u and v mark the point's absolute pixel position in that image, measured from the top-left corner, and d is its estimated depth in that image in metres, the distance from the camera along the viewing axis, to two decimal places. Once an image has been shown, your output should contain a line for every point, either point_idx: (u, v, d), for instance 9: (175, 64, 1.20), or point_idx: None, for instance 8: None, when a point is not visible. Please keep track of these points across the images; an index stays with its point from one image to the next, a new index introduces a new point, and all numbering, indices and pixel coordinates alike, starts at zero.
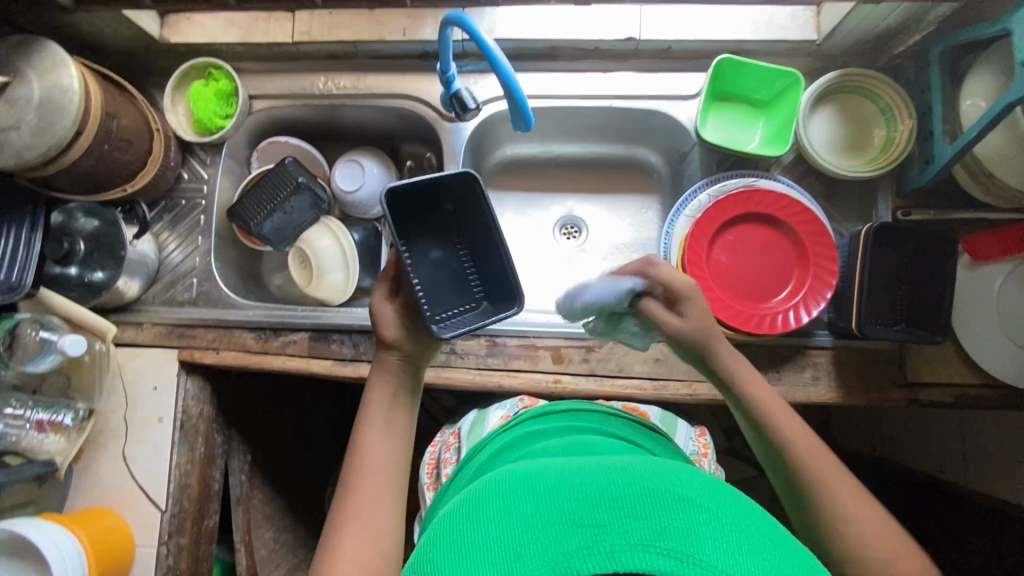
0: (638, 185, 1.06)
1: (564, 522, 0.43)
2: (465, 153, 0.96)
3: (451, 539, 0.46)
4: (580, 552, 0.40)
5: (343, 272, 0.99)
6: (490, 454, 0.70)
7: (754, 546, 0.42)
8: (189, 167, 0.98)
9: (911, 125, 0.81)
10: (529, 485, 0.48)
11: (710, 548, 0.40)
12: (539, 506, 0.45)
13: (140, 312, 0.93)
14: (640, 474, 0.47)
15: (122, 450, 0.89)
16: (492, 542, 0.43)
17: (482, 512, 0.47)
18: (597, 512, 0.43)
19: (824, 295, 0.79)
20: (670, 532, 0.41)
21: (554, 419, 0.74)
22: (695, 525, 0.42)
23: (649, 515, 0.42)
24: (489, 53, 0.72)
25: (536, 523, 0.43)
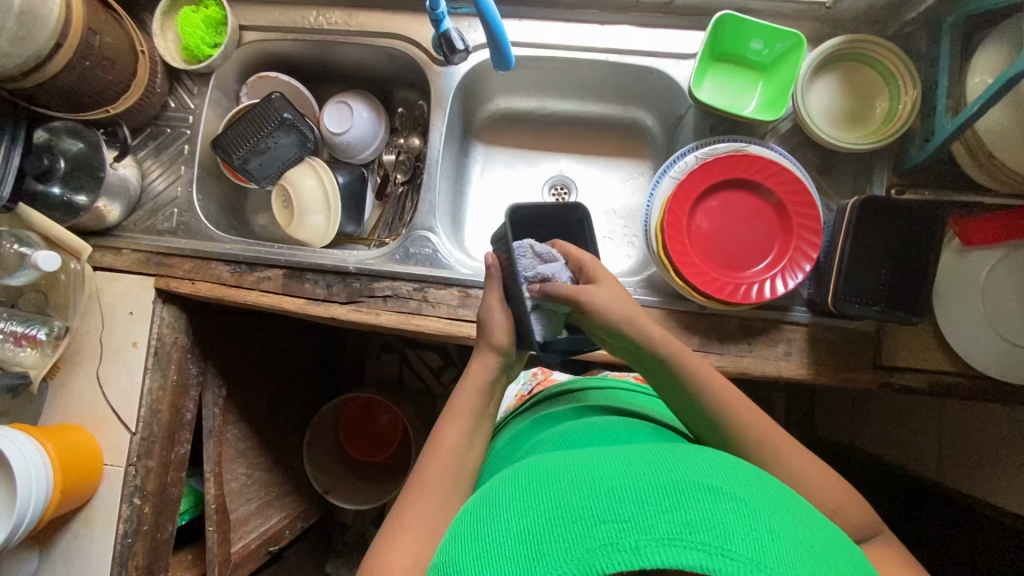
0: (632, 149, 1.04)
1: (586, 520, 0.43)
2: (454, 100, 0.94)
3: (477, 536, 0.47)
4: (604, 549, 0.41)
5: (324, 215, 0.99)
6: (510, 440, 0.74)
7: (783, 535, 0.43)
8: (176, 96, 0.97)
9: (914, 97, 0.77)
10: (552, 480, 0.49)
11: (738, 540, 0.41)
12: (562, 502, 0.46)
13: (120, 239, 0.94)
14: (663, 466, 0.47)
15: (96, 372, 0.91)
16: (518, 542, 0.45)
17: (504, 513, 0.48)
18: (619, 507, 0.43)
19: (802, 267, 0.78)
20: (695, 523, 0.41)
21: (569, 399, 0.78)
22: (720, 517, 0.42)
23: (673, 508, 0.43)
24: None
25: (558, 521, 0.44)
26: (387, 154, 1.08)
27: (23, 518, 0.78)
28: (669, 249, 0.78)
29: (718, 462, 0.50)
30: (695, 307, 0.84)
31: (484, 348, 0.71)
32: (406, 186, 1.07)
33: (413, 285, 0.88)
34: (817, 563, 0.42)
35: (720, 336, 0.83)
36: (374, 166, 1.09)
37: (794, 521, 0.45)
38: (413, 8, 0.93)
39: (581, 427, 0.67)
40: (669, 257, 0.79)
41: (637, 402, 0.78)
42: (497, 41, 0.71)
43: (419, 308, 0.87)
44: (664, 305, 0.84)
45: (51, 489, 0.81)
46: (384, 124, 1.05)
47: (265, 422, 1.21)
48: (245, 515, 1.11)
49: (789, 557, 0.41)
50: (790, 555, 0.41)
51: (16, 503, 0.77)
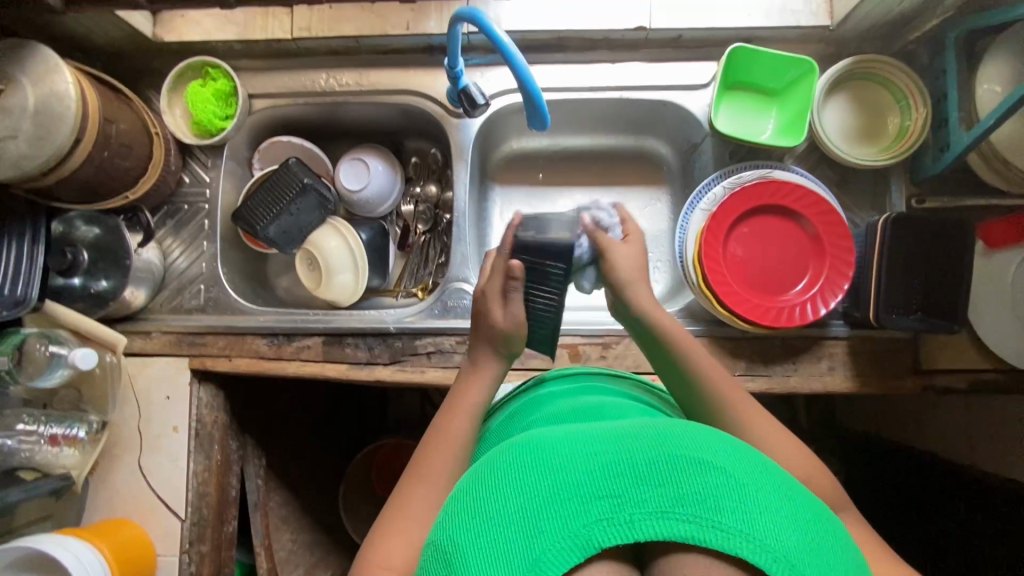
0: (647, 176, 1.06)
1: (582, 495, 0.42)
2: (473, 149, 0.94)
3: (464, 514, 0.45)
4: (600, 524, 0.41)
5: (352, 273, 0.98)
6: (504, 422, 0.70)
7: (773, 502, 0.42)
8: (190, 170, 0.96)
9: (926, 113, 0.80)
10: (542, 452, 0.46)
11: (729, 511, 0.40)
12: (554, 476, 0.43)
13: (149, 321, 0.92)
14: (656, 435, 0.46)
15: (137, 461, 0.89)
16: (508, 519, 0.43)
17: (490, 489, 0.45)
18: (612, 482, 0.42)
19: (841, 286, 0.79)
20: (690, 498, 0.41)
21: (570, 377, 0.74)
22: (717, 490, 0.41)
23: (666, 480, 0.42)
24: (501, 47, 0.69)
25: (555, 493, 0.42)
26: (405, 205, 1.08)
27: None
28: (710, 281, 0.80)
29: (709, 428, 0.48)
30: (737, 332, 0.85)
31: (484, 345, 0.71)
32: (428, 235, 1.07)
33: (456, 339, 0.88)
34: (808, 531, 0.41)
35: (765, 357, 0.84)
36: (392, 217, 1.09)
37: (788, 489, 0.44)
38: (425, 63, 0.93)
39: (576, 405, 0.64)
40: (711, 289, 0.80)
41: (640, 388, 0.73)
42: (530, 99, 0.71)
43: None
44: (708, 332, 0.85)
45: None
46: (400, 175, 1.06)
47: (304, 483, 1.18)
48: None
49: (779, 525, 0.40)
50: (779, 523, 0.40)
51: None
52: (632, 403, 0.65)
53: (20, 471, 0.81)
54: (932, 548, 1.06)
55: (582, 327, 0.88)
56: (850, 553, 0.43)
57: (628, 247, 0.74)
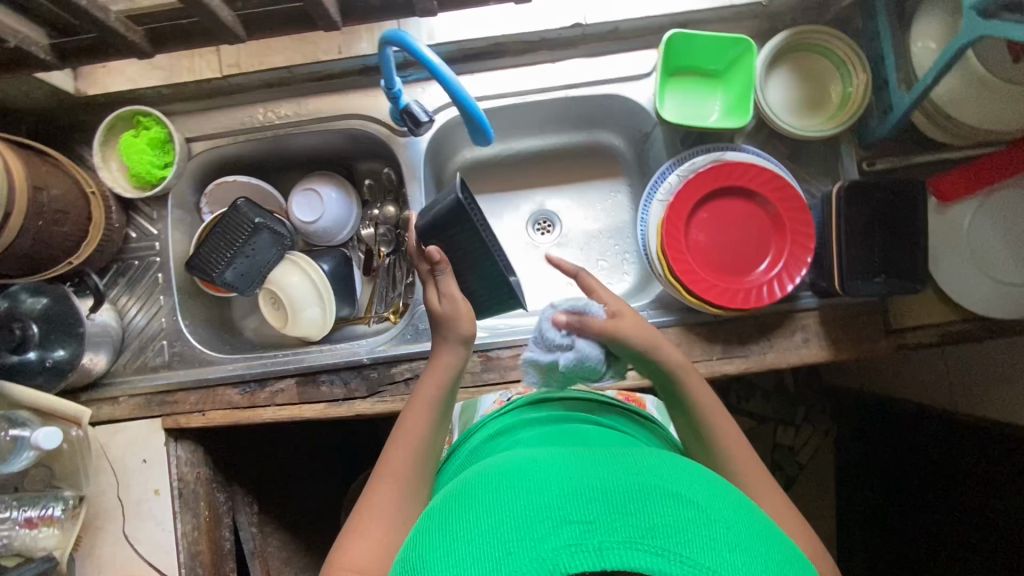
0: (603, 170, 1.05)
1: (552, 519, 0.42)
2: (425, 167, 0.93)
3: (438, 536, 0.44)
4: (568, 549, 0.40)
5: (319, 307, 0.96)
6: (480, 442, 0.70)
7: (740, 546, 0.42)
8: (136, 225, 0.93)
9: (866, 78, 0.80)
10: (520, 478, 0.46)
11: (697, 548, 0.40)
12: (529, 499, 0.43)
13: (114, 385, 0.89)
14: (633, 467, 0.46)
15: (122, 530, 0.86)
16: (478, 541, 0.42)
17: (466, 510, 0.45)
18: (585, 507, 0.42)
19: (805, 259, 0.80)
20: (660, 529, 0.41)
21: (552, 403, 0.73)
22: (686, 522, 0.42)
23: (638, 511, 0.42)
24: (431, 66, 0.67)
25: (526, 518, 0.42)
26: (364, 228, 1.05)
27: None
28: (676, 271, 0.79)
29: (685, 467, 0.49)
30: (709, 316, 0.85)
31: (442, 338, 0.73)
32: (392, 257, 1.04)
33: None
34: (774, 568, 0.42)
35: (741, 338, 0.85)
36: (354, 242, 1.06)
37: (756, 528, 0.45)
38: (364, 85, 0.91)
39: (556, 431, 0.64)
40: (677, 279, 0.80)
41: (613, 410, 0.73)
42: (468, 115, 0.69)
43: None
44: (681, 321, 0.85)
45: None
46: (356, 200, 1.03)
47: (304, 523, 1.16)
48: None
49: (746, 565, 0.40)
50: (745, 563, 0.41)
51: None
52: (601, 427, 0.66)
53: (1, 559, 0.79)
54: (922, 497, 1.09)
55: None
56: None
57: (625, 320, 0.73)
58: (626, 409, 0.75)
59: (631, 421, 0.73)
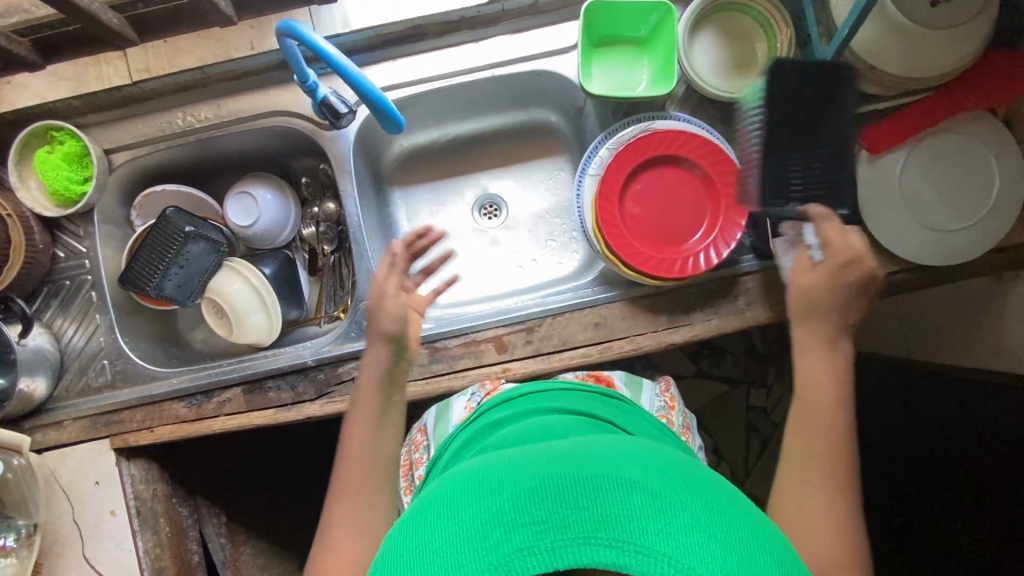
0: (543, 148, 1.04)
1: (504, 524, 0.43)
2: (356, 160, 0.91)
3: (397, 545, 0.45)
4: (520, 553, 0.41)
5: (263, 312, 0.94)
6: (456, 451, 0.70)
7: (703, 526, 0.42)
8: (63, 244, 0.90)
9: (790, 33, 0.80)
10: (475, 484, 0.47)
11: (650, 535, 0.41)
12: (483, 505, 0.44)
13: (59, 410, 0.88)
14: (587, 461, 0.47)
15: (82, 554, 0.85)
16: (434, 550, 0.43)
17: (423, 519, 0.46)
18: (537, 508, 0.43)
19: (739, 223, 0.79)
20: (612, 520, 0.42)
21: (520, 401, 0.73)
22: (639, 507, 0.42)
23: (591, 504, 0.43)
24: (329, 58, 0.66)
25: (478, 527, 0.43)
26: (306, 228, 1.03)
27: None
28: (611, 245, 0.79)
29: (646, 454, 0.50)
30: (652, 289, 0.84)
31: (377, 339, 0.72)
32: (336, 255, 1.03)
33: None
34: (734, 542, 0.42)
35: (685, 308, 0.84)
36: (297, 243, 1.04)
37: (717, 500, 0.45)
38: (283, 79, 0.88)
39: (527, 429, 0.65)
40: (614, 253, 0.79)
41: (575, 396, 0.73)
42: (376, 105, 0.69)
43: None
44: (624, 296, 0.85)
45: None
46: (293, 199, 1.01)
47: None
48: None
49: (706, 545, 0.41)
50: (706, 542, 0.41)
51: None
52: (578, 421, 0.66)
53: None
54: None
55: (502, 317, 0.86)
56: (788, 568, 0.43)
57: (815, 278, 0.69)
58: (597, 392, 0.76)
59: (611, 406, 0.74)
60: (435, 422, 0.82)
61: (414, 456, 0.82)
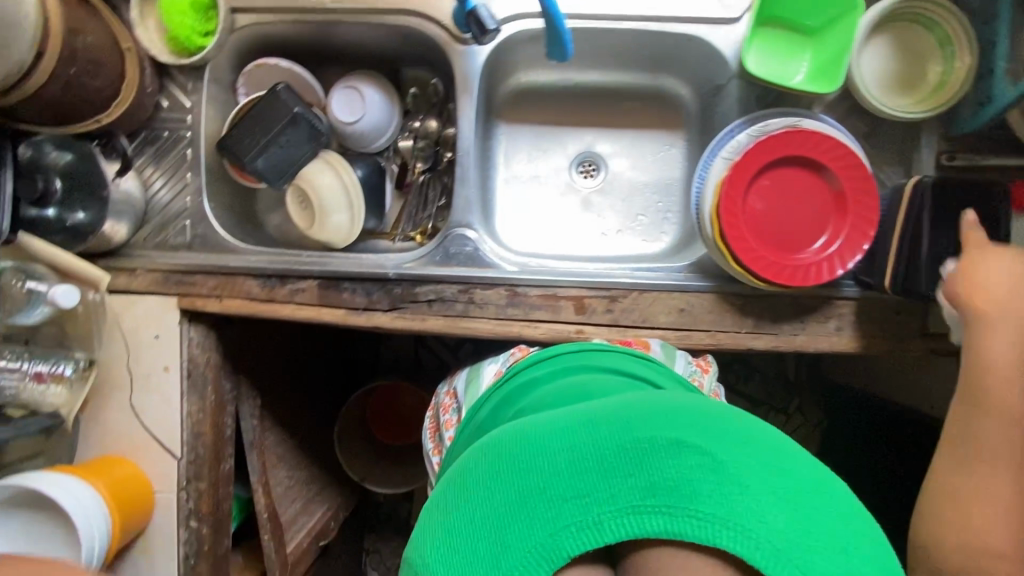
0: (662, 119, 1.00)
1: (555, 498, 0.50)
2: (480, 81, 0.87)
3: (461, 513, 0.53)
4: (575, 527, 0.49)
5: (347, 212, 0.93)
6: (494, 407, 0.71)
7: (744, 483, 0.48)
8: (168, 93, 0.87)
9: (970, 63, 0.75)
10: (528, 454, 0.53)
11: (702, 500, 0.48)
12: (536, 479, 0.51)
13: (132, 258, 0.87)
14: (624, 425, 0.52)
15: (130, 399, 0.87)
16: (499, 520, 0.51)
17: (481, 487, 0.54)
18: (587, 481, 0.50)
19: (861, 248, 0.77)
20: (660, 488, 0.49)
21: (559, 357, 0.73)
22: (688, 474, 0.49)
23: (638, 473, 0.49)
24: None
25: (532, 501, 0.51)
26: (403, 140, 1.00)
27: (91, 559, 0.75)
28: (726, 236, 0.76)
29: (684, 408, 0.54)
30: (747, 289, 0.82)
31: None
32: (428, 175, 1.01)
33: (457, 287, 0.85)
34: (784, 497, 0.48)
35: (774, 316, 0.83)
36: (390, 153, 1.02)
37: (763, 456, 0.51)
38: None
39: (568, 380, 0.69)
40: (727, 244, 0.76)
41: (620, 359, 0.72)
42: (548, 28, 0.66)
43: (467, 311, 0.84)
44: (717, 289, 0.83)
45: (111, 526, 0.78)
46: (398, 108, 0.98)
47: (297, 422, 1.20)
48: (293, 515, 1.15)
49: (755, 501, 0.47)
50: (756, 500, 0.47)
51: (81, 545, 0.74)
52: (619, 377, 0.68)
53: (8, 407, 0.80)
54: (897, 498, 1.12)
55: (591, 279, 0.83)
56: (838, 507, 0.49)
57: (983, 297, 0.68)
58: (626, 350, 0.74)
59: (650, 366, 0.72)
60: (465, 388, 0.84)
61: (442, 418, 0.86)
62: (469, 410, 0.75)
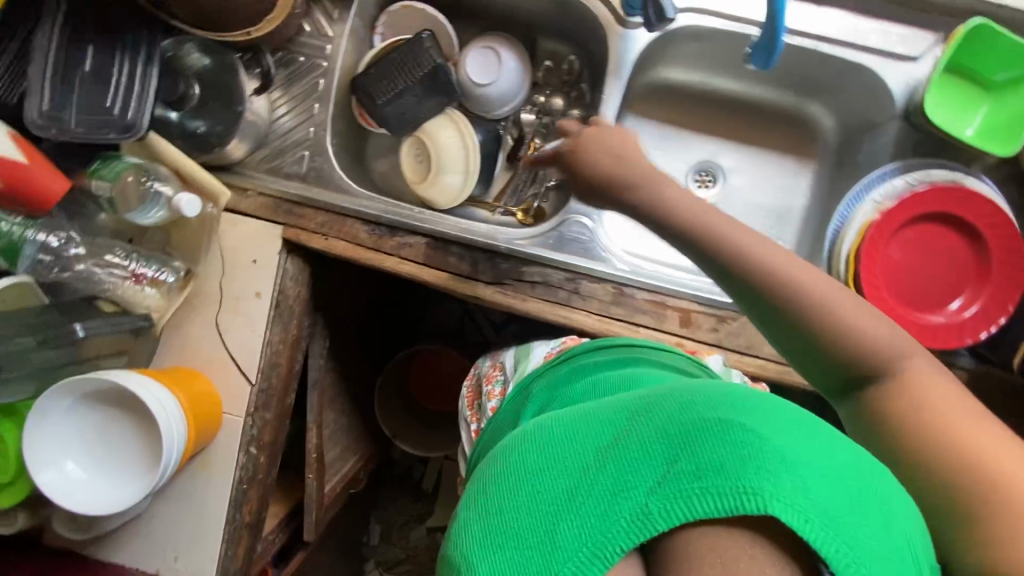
0: (796, 146, 0.95)
1: (578, 491, 0.39)
2: (631, 68, 0.84)
3: (475, 525, 0.43)
4: (607, 527, 0.37)
5: (461, 176, 0.90)
6: (542, 391, 0.66)
7: (790, 458, 0.37)
8: (312, 19, 0.85)
9: None
10: (548, 447, 0.44)
11: (755, 474, 0.36)
12: (547, 478, 0.41)
13: (244, 177, 0.85)
14: (654, 404, 0.43)
15: (216, 317, 0.87)
16: (520, 528, 0.40)
17: (496, 491, 0.44)
18: (617, 468, 0.39)
19: (996, 321, 0.73)
20: (706, 469, 0.37)
21: (612, 347, 0.71)
22: (736, 449, 0.37)
23: (674, 453, 0.38)
24: None
25: (554, 500, 0.40)
26: (525, 112, 0.97)
27: (169, 468, 0.75)
28: (862, 281, 0.73)
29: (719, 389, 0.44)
30: None
31: None
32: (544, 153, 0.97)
33: (564, 275, 0.83)
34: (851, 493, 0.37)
35: None
36: (508, 122, 0.98)
37: (819, 439, 0.40)
38: None
39: (600, 383, 0.62)
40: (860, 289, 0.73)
41: (684, 361, 0.70)
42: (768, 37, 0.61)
43: (569, 300, 0.82)
44: None
45: (188, 438, 0.78)
46: (529, 78, 0.95)
47: (352, 369, 1.20)
48: (332, 459, 1.15)
49: (813, 480, 0.36)
50: (815, 480, 0.36)
51: (162, 450, 0.74)
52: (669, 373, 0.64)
53: (100, 301, 0.79)
54: None
55: (703, 294, 0.82)
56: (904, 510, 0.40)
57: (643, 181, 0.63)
58: (680, 351, 0.73)
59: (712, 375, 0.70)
60: (513, 364, 0.83)
61: (484, 388, 0.84)
62: (516, 388, 0.72)
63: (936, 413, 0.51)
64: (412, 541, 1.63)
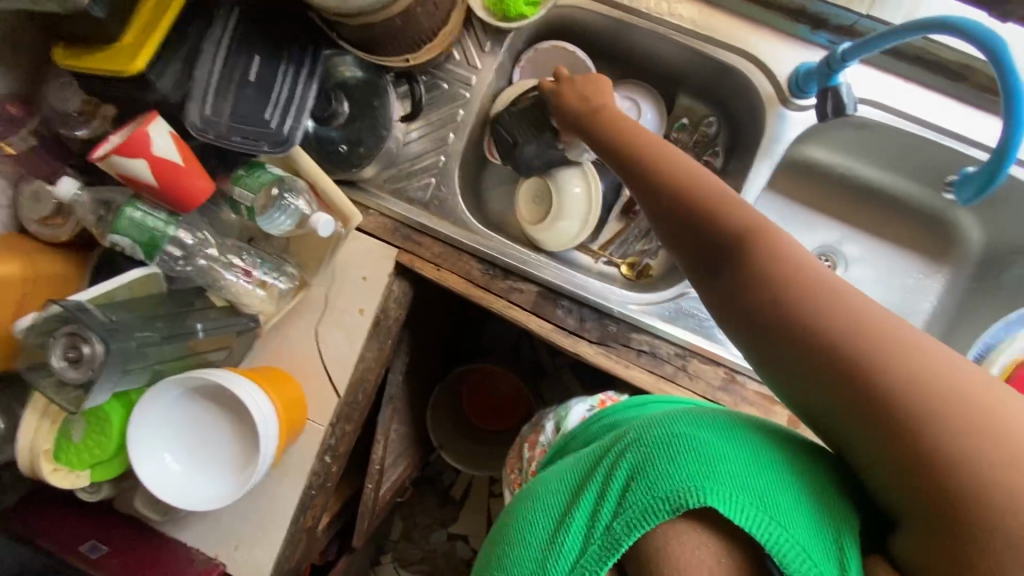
0: (930, 246, 0.90)
1: (553, 527, 0.45)
2: (784, 147, 0.80)
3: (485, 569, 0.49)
4: (575, 557, 0.42)
5: (576, 225, 0.87)
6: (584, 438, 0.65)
7: (722, 468, 0.40)
8: (462, 47, 0.85)
9: None
10: (541, 495, 0.49)
11: (691, 488, 0.39)
12: (536, 522, 0.47)
13: (368, 195, 0.85)
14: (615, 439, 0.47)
15: (315, 327, 0.86)
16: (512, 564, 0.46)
17: (502, 539, 0.49)
18: (581, 502, 0.44)
19: None
20: (646, 486, 0.41)
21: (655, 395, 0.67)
22: (673, 467, 0.41)
23: (620, 477, 0.43)
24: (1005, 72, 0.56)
25: (536, 539, 0.45)
26: None
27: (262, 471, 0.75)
28: None
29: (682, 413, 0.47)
30: None
31: None
32: None
33: (674, 349, 0.81)
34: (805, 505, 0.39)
35: None
36: None
37: (772, 458, 0.42)
38: (774, 27, 0.78)
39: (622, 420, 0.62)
40: None
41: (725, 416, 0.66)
42: (998, 162, 0.61)
43: (674, 376, 0.80)
44: None
45: (280, 442, 0.79)
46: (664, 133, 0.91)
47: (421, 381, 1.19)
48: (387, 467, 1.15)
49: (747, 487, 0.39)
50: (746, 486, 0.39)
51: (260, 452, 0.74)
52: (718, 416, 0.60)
53: (212, 295, 0.80)
54: None
55: None
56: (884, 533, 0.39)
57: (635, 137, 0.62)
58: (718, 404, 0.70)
59: None
60: (553, 429, 0.80)
61: (526, 454, 0.84)
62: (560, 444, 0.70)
63: (906, 384, 0.38)
64: (432, 544, 1.59)
